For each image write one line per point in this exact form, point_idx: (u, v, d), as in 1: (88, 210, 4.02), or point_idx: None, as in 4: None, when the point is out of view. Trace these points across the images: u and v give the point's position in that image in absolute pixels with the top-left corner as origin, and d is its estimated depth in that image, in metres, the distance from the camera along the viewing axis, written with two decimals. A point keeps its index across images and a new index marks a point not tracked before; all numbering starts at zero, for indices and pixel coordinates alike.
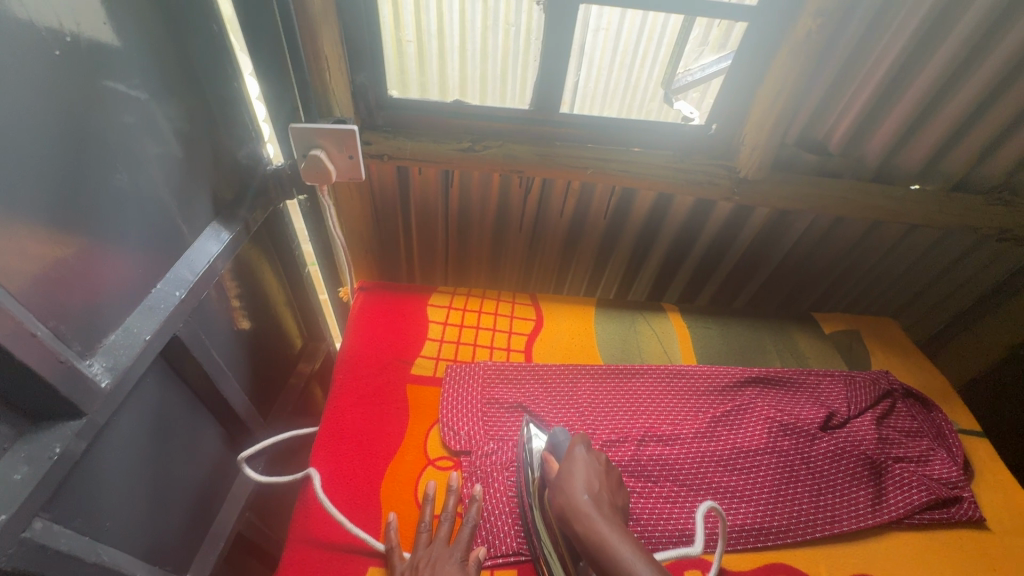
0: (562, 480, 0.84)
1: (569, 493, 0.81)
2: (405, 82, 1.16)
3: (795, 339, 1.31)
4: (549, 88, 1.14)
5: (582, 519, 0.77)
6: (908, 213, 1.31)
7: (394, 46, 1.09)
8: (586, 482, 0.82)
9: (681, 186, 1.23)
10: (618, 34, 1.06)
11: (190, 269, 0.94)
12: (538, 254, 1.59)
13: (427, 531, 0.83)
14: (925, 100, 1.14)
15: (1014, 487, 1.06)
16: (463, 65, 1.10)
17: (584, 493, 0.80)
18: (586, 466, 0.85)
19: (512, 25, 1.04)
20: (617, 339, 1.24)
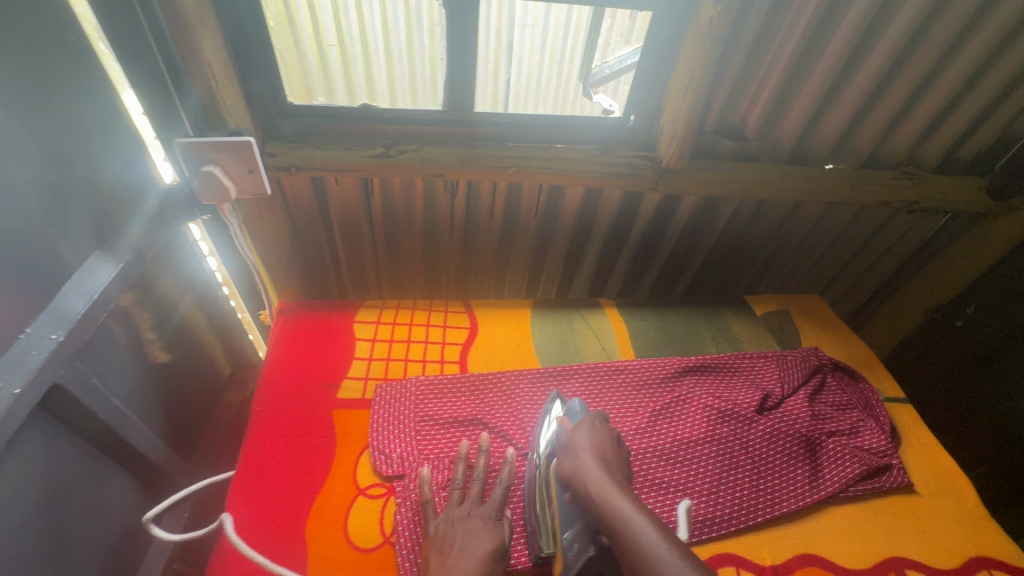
0: (571, 444, 0.87)
1: (578, 455, 0.84)
2: (305, 88, 1.08)
3: (729, 324, 1.32)
4: (476, 88, 1.11)
5: (588, 481, 0.80)
6: (825, 192, 1.35)
7: (315, 49, 1.01)
8: (595, 448, 0.85)
9: (606, 180, 1.22)
10: (545, 30, 1.04)
11: (80, 296, 0.83)
12: (472, 259, 1.55)
13: (460, 490, 0.88)
14: (829, 81, 1.17)
15: (936, 448, 1.11)
16: (389, 68, 1.05)
17: (592, 458, 0.83)
18: (595, 433, 0.88)
19: (436, 25, 1.01)
20: (555, 340, 1.22)
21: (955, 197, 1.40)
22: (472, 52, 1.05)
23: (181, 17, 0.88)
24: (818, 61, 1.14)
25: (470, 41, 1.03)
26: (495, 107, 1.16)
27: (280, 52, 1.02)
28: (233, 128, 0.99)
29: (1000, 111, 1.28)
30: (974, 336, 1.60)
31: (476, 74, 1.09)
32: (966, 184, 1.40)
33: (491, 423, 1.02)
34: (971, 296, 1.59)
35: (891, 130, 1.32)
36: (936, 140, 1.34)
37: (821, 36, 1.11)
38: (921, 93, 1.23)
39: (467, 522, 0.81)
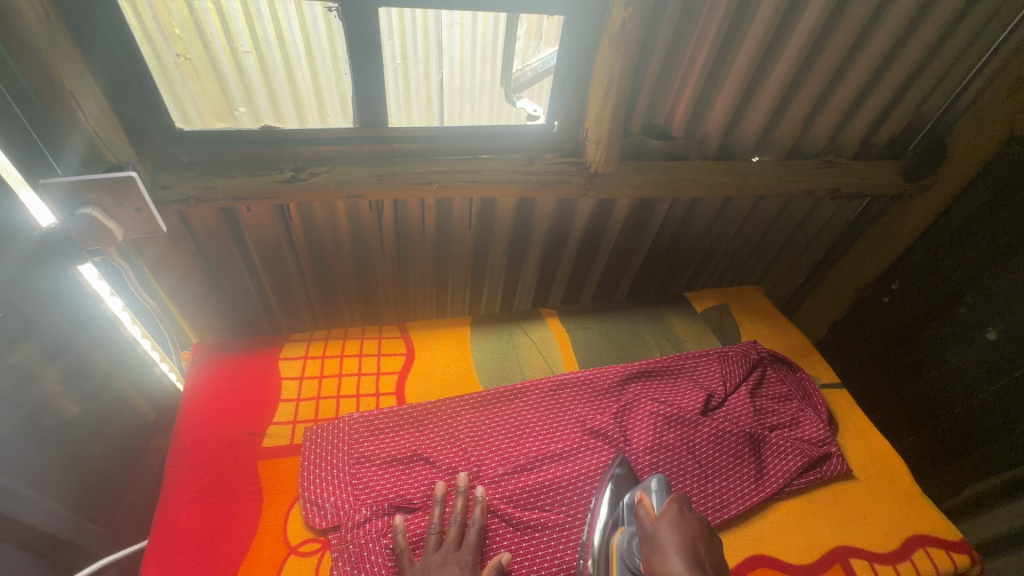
0: (653, 539, 0.76)
1: (663, 553, 0.73)
2: (194, 110, 0.99)
3: (671, 324, 1.32)
4: (407, 98, 1.06)
5: None
6: (753, 186, 1.36)
7: (230, 59, 0.90)
8: (684, 544, 0.73)
9: (534, 188, 1.18)
10: (474, 30, 1.00)
11: None
12: (410, 276, 1.48)
13: (437, 534, 0.84)
14: (747, 77, 1.18)
15: (872, 431, 1.14)
16: (314, 73, 0.97)
17: (681, 561, 0.71)
18: (681, 527, 0.75)
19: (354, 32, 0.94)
20: (498, 359, 1.17)
21: (874, 181, 1.45)
22: (402, 52, 0.99)
23: (25, 40, 0.76)
24: (735, 57, 1.14)
25: (400, 37, 0.98)
26: (430, 111, 1.09)
27: (189, 62, 0.90)
28: (114, 162, 0.90)
29: (909, 96, 1.33)
30: (900, 311, 1.67)
31: (408, 78, 1.03)
32: (883, 167, 1.45)
33: (432, 457, 0.97)
34: (896, 272, 1.66)
35: (810, 120, 1.34)
36: (852, 127, 1.38)
37: (736, 31, 1.11)
38: (834, 83, 1.26)
39: (444, 568, 0.79)
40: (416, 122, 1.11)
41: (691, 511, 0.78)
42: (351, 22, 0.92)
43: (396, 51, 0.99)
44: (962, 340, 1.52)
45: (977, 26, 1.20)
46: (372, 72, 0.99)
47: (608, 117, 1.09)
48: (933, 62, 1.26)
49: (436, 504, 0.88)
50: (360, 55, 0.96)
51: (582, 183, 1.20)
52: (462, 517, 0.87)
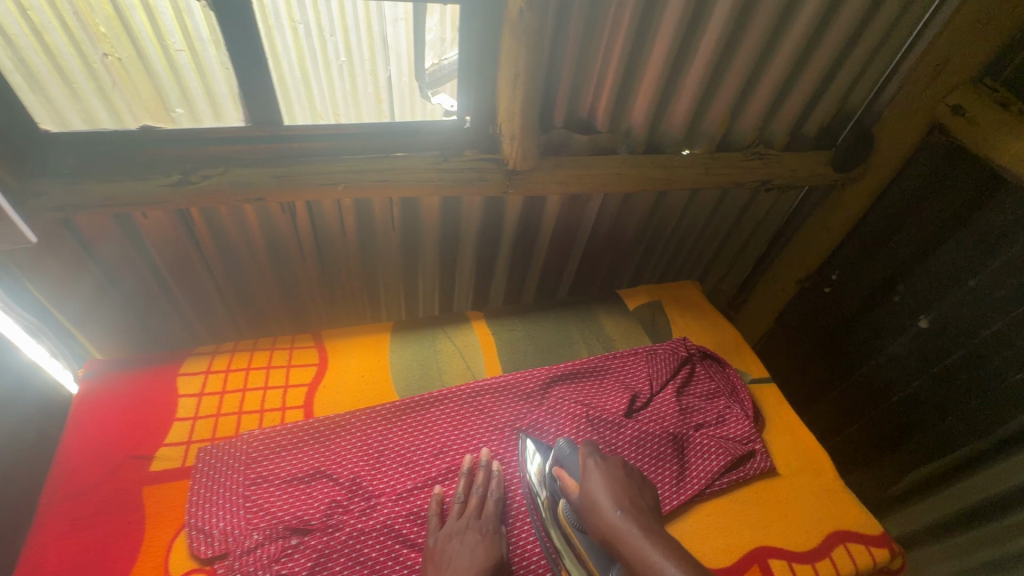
0: (587, 498, 0.86)
1: (601, 508, 0.84)
2: (119, 109, 0.94)
3: (601, 322, 1.29)
4: (334, 98, 1.04)
5: (623, 539, 0.80)
6: (682, 179, 1.33)
7: (161, 56, 0.88)
8: (615, 496, 0.85)
9: (450, 187, 1.14)
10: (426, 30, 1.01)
11: None
12: (336, 281, 1.43)
13: (438, 514, 0.88)
14: (667, 66, 1.14)
15: (798, 425, 1.13)
16: (248, 72, 0.94)
17: (617, 510, 0.83)
18: (608, 480, 0.87)
19: (299, 22, 0.91)
20: (416, 366, 1.12)
21: (804, 172, 1.44)
22: (345, 47, 0.96)
23: None
24: (653, 46, 1.11)
25: (341, 31, 0.94)
26: (359, 104, 1.06)
27: (120, 63, 0.87)
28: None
29: (833, 86, 1.32)
30: (840, 301, 1.68)
31: (351, 75, 1.00)
32: (813, 158, 1.45)
33: (338, 475, 0.92)
34: (835, 263, 1.67)
35: (738, 111, 1.32)
36: (780, 118, 1.36)
37: (652, 18, 1.07)
38: (758, 72, 1.24)
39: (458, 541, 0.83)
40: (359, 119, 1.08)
41: (610, 463, 0.90)
42: (233, 12, 0.86)
43: (338, 46, 0.95)
44: (898, 328, 1.53)
45: (897, 12, 1.19)
46: (315, 70, 0.98)
47: (519, 113, 1.05)
48: (856, 49, 1.24)
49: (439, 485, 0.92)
50: (303, 52, 0.95)
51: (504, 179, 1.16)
52: (460, 496, 0.90)
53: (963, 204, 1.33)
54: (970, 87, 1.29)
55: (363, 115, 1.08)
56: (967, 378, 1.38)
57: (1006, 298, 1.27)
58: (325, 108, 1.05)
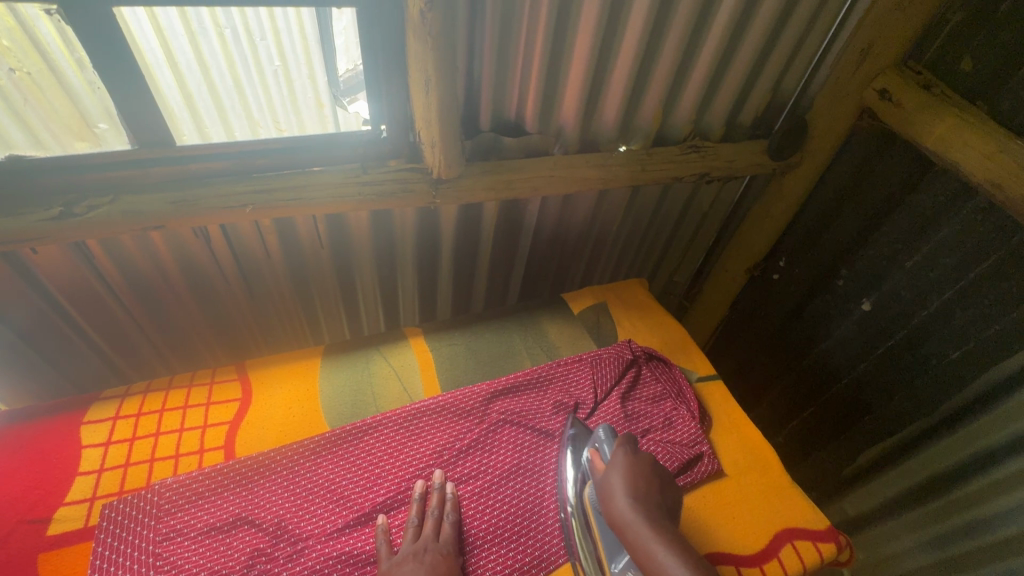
0: (605, 484, 0.88)
1: (615, 496, 0.85)
2: (39, 133, 0.87)
3: (545, 330, 1.25)
4: (270, 108, 0.97)
5: (629, 528, 0.82)
6: (619, 177, 1.29)
7: (76, 71, 0.84)
8: (630, 486, 0.85)
9: (372, 202, 1.07)
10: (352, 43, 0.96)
11: None
12: (269, 304, 1.35)
13: (388, 543, 0.84)
14: (592, 60, 1.10)
15: (744, 423, 1.12)
16: (181, 81, 0.89)
17: (629, 501, 0.84)
18: (626, 470, 0.88)
19: (225, 27, 0.86)
20: (349, 392, 1.06)
21: (741, 162, 1.43)
22: (278, 50, 0.92)
23: None
24: (575, 42, 1.06)
25: (272, 34, 0.90)
26: (295, 109, 1.00)
27: (25, 78, 0.81)
28: None
29: (764, 74, 1.30)
30: (789, 288, 1.68)
31: (245, 91, 0.93)
32: (750, 148, 1.43)
33: (261, 521, 0.86)
34: (782, 250, 1.68)
35: (671, 103, 1.29)
36: (715, 109, 1.34)
37: (569, 12, 1.02)
38: (687, 62, 1.20)
39: (418, 561, 0.81)
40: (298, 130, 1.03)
41: (638, 454, 0.90)
42: (101, 24, 0.79)
43: (270, 50, 0.91)
44: (844, 312, 1.54)
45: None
46: (248, 77, 0.92)
47: (437, 118, 0.98)
48: (782, 37, 1.23)
49: (413, 502, 0.89)
50: (232, 59, 0.89)
51: (430, 189, 1.10)
52: (417, 520, 0.87)
53: (898, 187, 1.33)
54: (895, 71, 1.26)
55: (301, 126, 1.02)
56: (911, 358, 1.40)
57: (943, 277, 1.28)
58: (253, 119, 0.98)
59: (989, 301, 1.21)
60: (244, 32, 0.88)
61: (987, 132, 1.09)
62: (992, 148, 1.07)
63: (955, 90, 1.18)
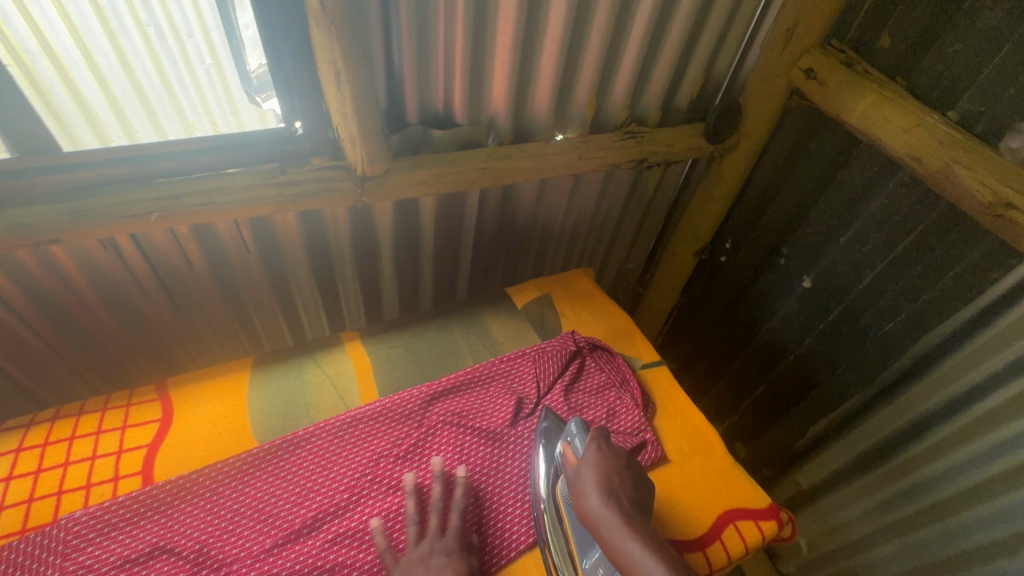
0: (577, 480, 0.85)
1: (587, 492, 0.82)
2: None
3: (488, 325, 1.23)
4: (180, 107, 0.91)
5: (601, 524, 0.78)
6: (555, 167, 1.26)
7: None
8: (601, 482, 0.83)
9: (293, 203, 1.02)
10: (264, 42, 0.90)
11: None
12: (198, 316, 1.28)
13: None
14: (518, 47, 1.07)
15: (688, 407, 1.12)
16: (103, 83, 0.83)
17: (601, 496, 0.81)
18: (598, 467, 0.85)
19: (147, 25, 0.81)
20: (280, 403, 1.01)
21: (679, 146, 1.42)
22: (209, 49, 0.87)
23: None
24: (497, 28, 1.03)
25: (202, 32, 0.85)
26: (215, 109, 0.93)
27: None
28: None
29: (694, 57, 1.30)
30: (736, 270, 1.71)
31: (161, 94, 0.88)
32: (687, 132, 1.43)
33: (181, 549, 0.81)
34: (727, 232, 1.70)
35: (604, 90, 1.27)
36: (648, 93, 1.33)
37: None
38: (616, 47, 1.19)
39: None
40: (213, 131, 0.96)
41: (609, 447, 0.88)
42: None
43: (200, 49, 0.86)
44: (787, 289, 1.57)
45: None
46: (178, 78, 0.88)
47: (353, 111, 0.93)
48: (709, 18, 1.22)
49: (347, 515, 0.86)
50: (159, 59, 0.84)
51: (355, 186, 1.06)
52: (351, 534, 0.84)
53: (829, 164, 1.35)
54: (819, 51, 1.27)
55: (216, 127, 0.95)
56: (849, 331, 1.43)
57: (875, 250, 1.31)
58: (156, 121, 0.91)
59: (917, 272, 1.24)
60: (169, 28, 0.82)
61: (907, 107, 1.11)
62: (909, 123, 1.09)
63: (876, 67, 1.19)
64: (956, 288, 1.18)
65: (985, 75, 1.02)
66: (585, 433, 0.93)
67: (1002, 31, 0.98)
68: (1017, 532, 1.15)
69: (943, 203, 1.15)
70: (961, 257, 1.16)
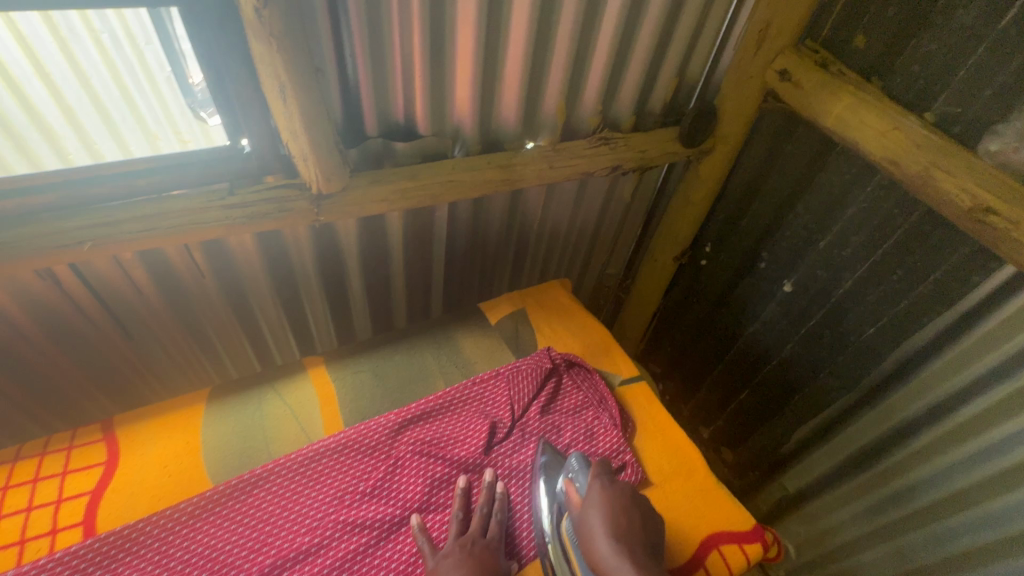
0: (582, 524, 0.82)
1: (595, 537, 0.79)
2: None
3: (459, 345, 1.17)
4: (121, 122, 0.85)
5: (611, 572, 0.75)
6: (525, 178, 1.21)
7: None
8: (609, 525, 0.80)
9: (245, 226, 0.96)
10: (210, 59, 0.82)
11: None
12: (154, 344, 1.21)
13: None
14: (480, 55, 1.03)
15: (668, 425, 1.08)
16: (57, 95, 0.77)
17: (610, 541, 0.78)
18: (605, 508, 0.82)
19: (102, 32, 0.75)
20: (236, 438, 0.95)
21: (654, 151, 1.38)
22: (169, 57, 0.82)
23: None
24: (457, 34, 0.98)
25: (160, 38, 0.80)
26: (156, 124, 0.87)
27: None
28: None
29: (666, 60, 1.26)
30: (716, 274, 1.68)
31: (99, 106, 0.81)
32: (662, 137, 1.38)
33: None
34: (707, 236, 1.67)
35: (574, 96, 1.22)
36: (620, 98, 1.29)
37: (446, 3, 0.93)
38: (584, 52, 1.14)
39: None
40: (157, 148, 0.90)
41: (614, 486, 0.86)
42: None
43: (159, 56, 0.81)
44: (768, 294, 1.54)
45: None
46: (137, 86, 0.82)
47: (302, 127, 0.87)
48: (679, 20, 1.18)
49: None
50: (116, 68, 0.79)
51: (311, 205, 0.99)
52: None
53: (807, 167, 1.32)
54: (793, 51, 1.23)
55: (158, 140, 0.89)
56: (831, 336, 1.41)
57: (855, 254, 1.29)
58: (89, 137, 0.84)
59: (897, 276, 1.22)
60: (125, 35, 0.77)
61: (883, 110, 1.08)
62: (886, 126, 1.06)
63: (850, 68, 1.16)
64: (937, 292, 1.16)
65: (961, 75, 0.99)
66: (586, 471, 0.92)
67: (978, 30, 0.95)
68: (1004, 538, 1.13)
69: (922, 207, 1.13)
70: (940, 261, 1.13)
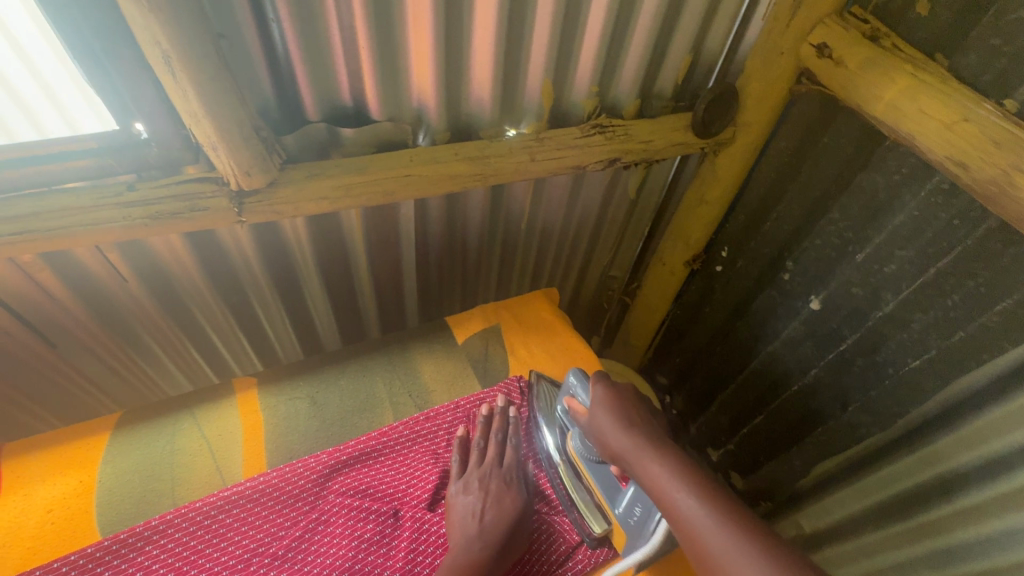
0: (593, 426, 0.79)
1: (607, 432, 0.77)
2: None
3: (417, 367, 1.01)
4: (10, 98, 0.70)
5: (629, 459, 0.73)
6: (500, 171, 1.02)
7: None
8: (619, 418, 0.77)
9: (147, 227, 0.81)
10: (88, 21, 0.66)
11: None
12: (80, 352, 1.07)
13: None
14: (440, 20, 0.83)
15: None
16: None
17: (622, 431, 0.75)
18: (611, 405, 0.79)
19: None
20: (139, 478, 0.83)
21: (659, 143, 1.17)
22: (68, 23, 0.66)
23: None
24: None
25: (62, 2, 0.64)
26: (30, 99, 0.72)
27: None
28: None
29: (678, 32, 1.05)
30: (733, 283, 1.47)
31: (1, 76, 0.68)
32: (671, 124, 1.17)
33: None
34: (723, 240, 1.45)
35: (563, 75, 1.02)
36: (621, 78, 1.08)
37: None
38: (575, 19, 0.93)
39: None
40: (44, 133, 0.76)
41: (616, 385, 0.82)
42: None
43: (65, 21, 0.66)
44: (790, 311, 1.32)
45: None
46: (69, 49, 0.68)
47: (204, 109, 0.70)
48: None
49: None
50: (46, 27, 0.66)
51: (230, 203, 0.83)
52: None
53: (845, 166, 1.09)
54: (836, 21, 1.00)
55: (35, 126, 0.75)
56: (864, 366, 1.18)
57: (898, 273, 1.07)
58: None
59: (951, 302, 1.00)
60: None
61: (949, 96, 0.85)
62: (954, 117, 0.83)
63: (908, 42, 0.93)
64: (1003, 326, 0.94)
65: None
66: (584, 381, 0.86)
67: None
68: None
69: (993, 219, 0.90)
70: (1012, 286, 0.91)
